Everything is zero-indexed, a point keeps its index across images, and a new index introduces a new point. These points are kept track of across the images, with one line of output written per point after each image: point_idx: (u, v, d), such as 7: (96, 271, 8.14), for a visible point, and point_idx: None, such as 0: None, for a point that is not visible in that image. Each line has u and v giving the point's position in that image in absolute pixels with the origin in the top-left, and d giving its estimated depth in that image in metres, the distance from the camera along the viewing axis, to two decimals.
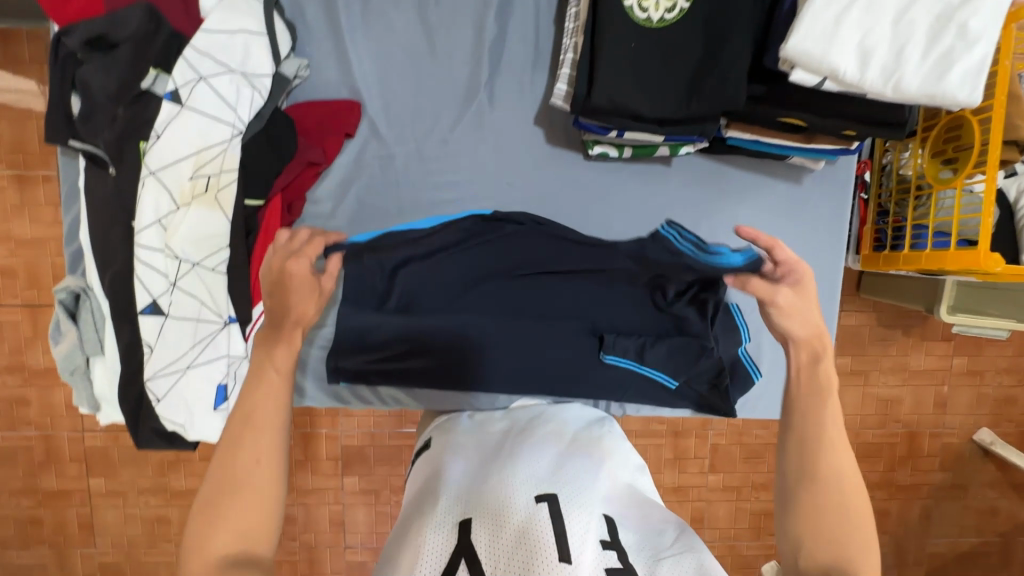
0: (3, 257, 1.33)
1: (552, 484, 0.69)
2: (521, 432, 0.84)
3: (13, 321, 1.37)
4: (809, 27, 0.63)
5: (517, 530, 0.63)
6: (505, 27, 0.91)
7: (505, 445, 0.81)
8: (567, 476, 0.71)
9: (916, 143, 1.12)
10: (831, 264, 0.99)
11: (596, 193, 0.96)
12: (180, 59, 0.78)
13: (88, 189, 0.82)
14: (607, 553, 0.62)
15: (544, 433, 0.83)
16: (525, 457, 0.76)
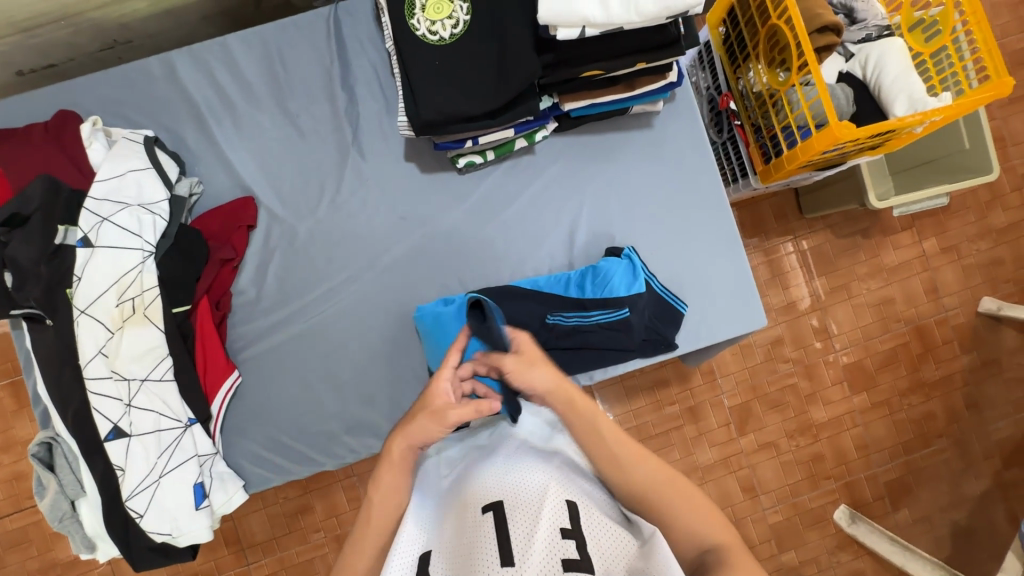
0: (12, 463, 1.42)
1: (504, 485, 0.65)
2: (480, 435, 0.80)
3: (34, 522, 1.44)
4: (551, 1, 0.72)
5: (466, 549, 0.60)
6: (353, 90, 1.04)
7: (462, 450, 0.78)
8: (520, 469, 0.66)
9: (754, 62, 1.23)
10: (711, 183, 1.06)
11: (480, 198, 1.05)
12: (82, 209, 0.90)
13: (35, 345, 0.91)
14: (563, 544, 0.58)
15: (504, 428, 0.79)
16: (478, 457, 0.72)
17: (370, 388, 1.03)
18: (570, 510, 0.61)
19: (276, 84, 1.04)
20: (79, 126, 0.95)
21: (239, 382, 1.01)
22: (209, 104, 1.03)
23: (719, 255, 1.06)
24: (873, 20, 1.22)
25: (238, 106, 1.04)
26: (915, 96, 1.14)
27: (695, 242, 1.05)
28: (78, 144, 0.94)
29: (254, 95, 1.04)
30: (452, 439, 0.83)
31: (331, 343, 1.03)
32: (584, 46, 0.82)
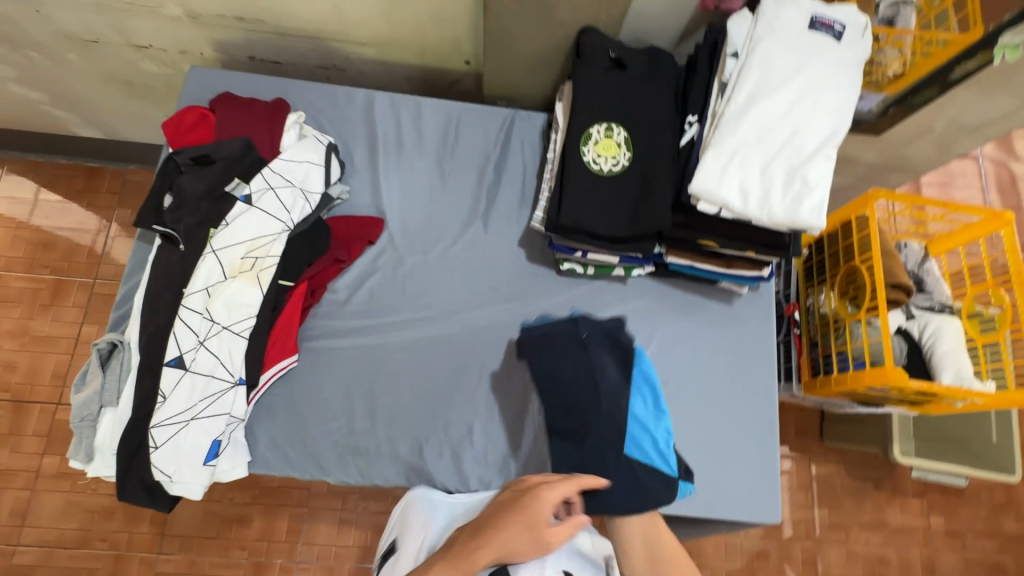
0: None
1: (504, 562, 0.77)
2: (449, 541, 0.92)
3: None
4: (704, 178, 0.88)
5: None
6: (500, 175, 1.23)
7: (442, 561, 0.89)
8: None
9: (828, 287, 1.38)
10: (765, 372, 1.16)
11: (566, 299, 1.16)
12: (257, 173, 1.06)
13: (158, 260, 1.02)
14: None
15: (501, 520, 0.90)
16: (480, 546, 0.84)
17: (400, 423, 1.07)
18: None
19: (444, 146, 1.23)
20: (286, 115, 1.14)
21: (292, 366, 1.08)
22: (386, 138, 1.23)
23: (752, 441, 1.11)
24: (939, 296, 1.36)
25: (407, 148, 1.23)
26: (963, 372, 1.24)
27: (734, 419, 1.12)
28: (279, 125, 1.12)
29: (423, 147, 1.23)
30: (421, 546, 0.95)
31: (386, 367, 1.10)
32: (710, 221, 0.97)
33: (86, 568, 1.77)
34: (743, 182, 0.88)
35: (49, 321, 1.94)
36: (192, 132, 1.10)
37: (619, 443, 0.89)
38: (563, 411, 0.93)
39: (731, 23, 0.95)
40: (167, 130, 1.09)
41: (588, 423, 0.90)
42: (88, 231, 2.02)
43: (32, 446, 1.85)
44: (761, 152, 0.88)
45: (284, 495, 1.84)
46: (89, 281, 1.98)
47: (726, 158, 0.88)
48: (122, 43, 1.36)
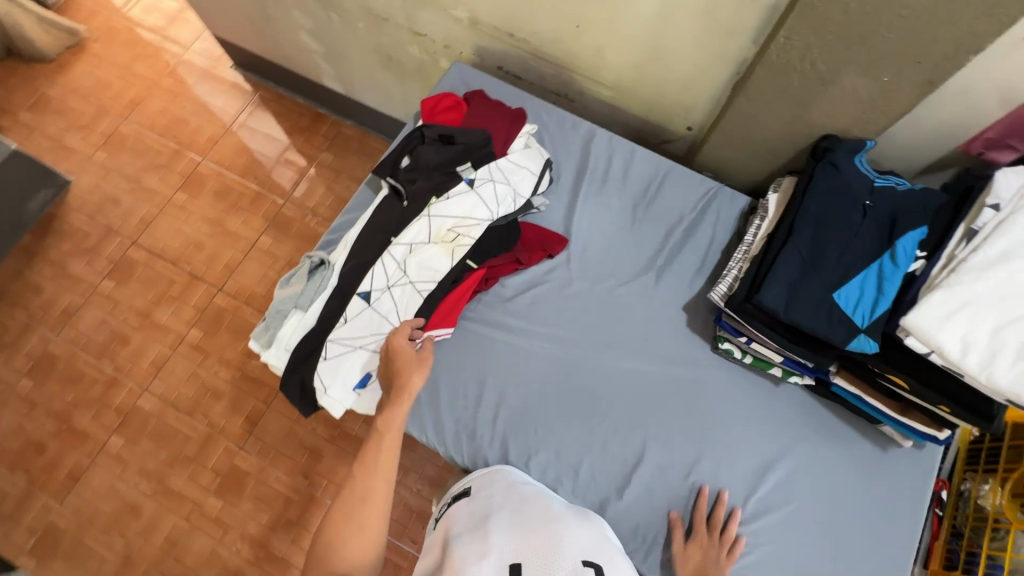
0: None
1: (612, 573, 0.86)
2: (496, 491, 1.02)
3: None
4: (921, 314, 0.84)
5: (471, 532, 0.93)
6: (687, 237, 1.26)
7: (494, 499, 1.00)
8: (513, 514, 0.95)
9: (996, 480, 1.21)
10: (905, 539, 1.05)
11: (711, 377, 1.15)
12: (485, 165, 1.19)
13: (381, 207, 1.18)
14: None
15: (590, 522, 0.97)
16: (566, 532, 0.92)
17: (518, 426, 1.12)
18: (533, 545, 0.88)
19: (644, 194, 1.30)
20: (522, 125, 1.27)
21: (445, 337, 1.16)
22: (594, 171, 1.32)
23: None
24: None
25: (610, 185, 1.31)
26: None
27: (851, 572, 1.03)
28: (516, 130, 1.25)
29: (624, 189, 1.30)
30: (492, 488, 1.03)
31: (524, 371, 1.16)
32: (911, 361, 0.91)
33: (183, 433, 2.00)
34: (969, 333, 0.82)
35: (240, 222, 2.28)
36: (443, 113, 1.26)
37: (832, 286, 0.95)
38: (817, 216, 1.01)
39: (998, 175, 0.92)
40: (426, 107, 1.27)
41: (820, 262, 0.97)
42: (296, 163, 2.36)
43: (187, 316, 2.16)
44: (1000, 312, 0.82)
45: (356, 446, 1.97)
46: (281, 201, 2.30)
47: (956, 304, 0.83)
48: (404, 27, 1.60)
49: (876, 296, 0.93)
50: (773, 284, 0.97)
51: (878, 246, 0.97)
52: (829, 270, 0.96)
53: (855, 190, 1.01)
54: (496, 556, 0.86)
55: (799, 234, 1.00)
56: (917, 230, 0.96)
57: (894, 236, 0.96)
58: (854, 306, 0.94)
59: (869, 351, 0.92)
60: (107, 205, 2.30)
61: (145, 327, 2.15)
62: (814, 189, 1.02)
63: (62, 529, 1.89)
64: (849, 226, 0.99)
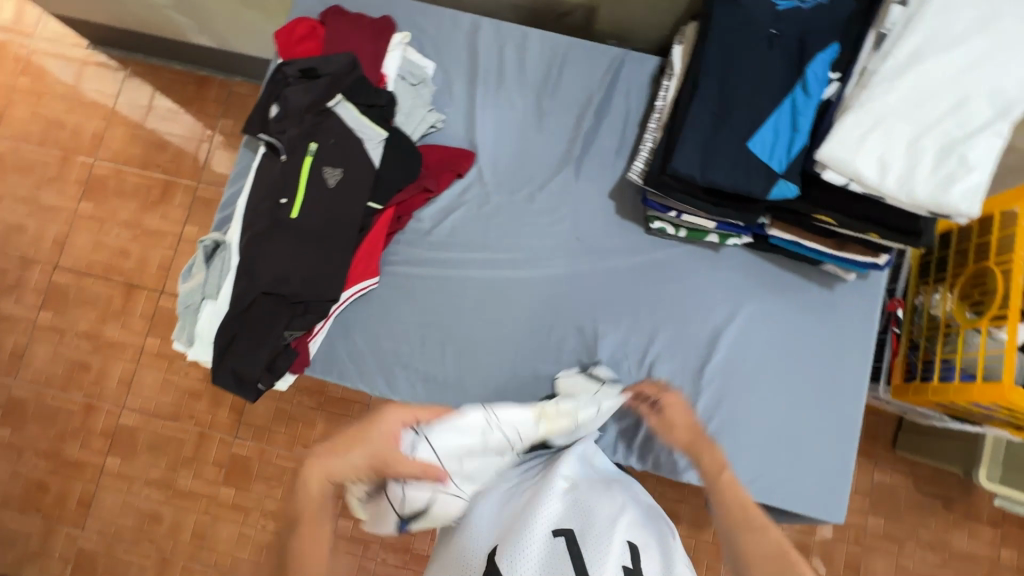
0: None
1: (571, 518, 0.76)
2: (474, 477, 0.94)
3: None
4: (834, 144, 0.78)
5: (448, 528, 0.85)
6: (600, 120, 1.16)
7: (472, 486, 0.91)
8: (490, 497, 0.86)
9: (946, 287, 1.23)
10: (858, 368, 1.07)
11: (650, 261, 1.12)
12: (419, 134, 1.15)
13: (261, 168, 1.07)
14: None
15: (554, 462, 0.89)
16: (542, 494, 0.81)
17: (468, 358, 1.10)
18: (506, 521, 0.79)
19: (545, 83, 1.17)
20: (392, 35, 1.13)
21: (372, 287, 1.12)
22: (487, 69, 1.19)
23: (827, 437, 1.05)
24: None
25: (507, 82, 1.18)
26: None
27: (814, 411, 1.06)
28: (385, 47, 1.12)
29: (524, 82, 1.18)
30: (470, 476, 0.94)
31: (461, 302, 1.11)
32: (835, 195, 0.87)
33: (176, 438, 2.01)
34: (884, 153, 0.76)
35: (158, 217, 2.12)
36: (301, 44, 1.11)
37: (745, 134, 0.88)
38: (722, 60, 0.91)
39: None
40: (280, 40, 1.11)
41: (730, 112, 0.89)
42: (194, 138, 2.15)
43: (138, 326, 2.08)
44: (913, 122, 0.76)
45: (346, 407, 1.99)
46: (193, 184, 2.13)
47: (869, 124, 0.77)
48: None
49: (790, 136, 0.86)
50: (684, 149, 0.89)
51: (787, 79, 0.88)
52: (740, 117, 0.88)
53: (758, 20, 0.91)
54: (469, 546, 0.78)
55: (705, 85, 0.90)
56: (828, 49, 0.87)
57: (804, 63, 0.88)
58: (770, 150, 0.87)
59: (790, 197, 0.87)
60: (13, 234, 2.13)
61: (100, 347, 2.08)
62: (713, 29, 0.92)
63: (93, 551, 1.96)
64: (755, 63, 0.90)
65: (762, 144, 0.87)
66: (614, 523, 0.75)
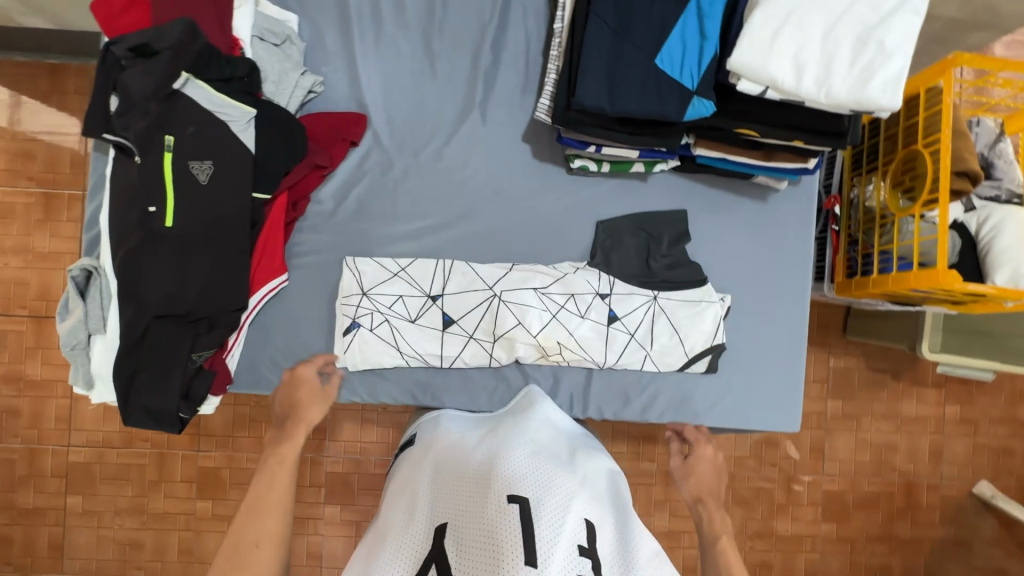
0: None
1: (529, 486, 0.74)
2: (431, 434, 0.91)
3: None
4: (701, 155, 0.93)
5: (403, 488, 0.83)
6: (499, 53, 1.03)
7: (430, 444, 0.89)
8: (451, 456, 0.84)
9: (878, 176, 1.20)
10: (799, 277, 1.05)
11: (577, 203, 1.04)
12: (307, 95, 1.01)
13: (115, 174, 0.91)
14: (579, 561, 0.69)
15: (522, 426, 0.87)
16: (502, 456, 0.79)
17: None
18: (464, 483, 0.77)
19: (430, 18, 1.02)
20: None
21: (284, 285, 1.01)
22: (360, 12, 1.02)
23: (775, 350, 1.05)
24: (1009, 183, 1.17)
25: (386, 25, 1.02)
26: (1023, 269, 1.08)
27: (762, 327, 1.04)
28: (229, 5, 0.94)
29: (405, 21, 1.02)
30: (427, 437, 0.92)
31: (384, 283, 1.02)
32: (754, 104, 0.79)
33: None
34: (799, 51, 0.68)
35: None
36: (127, 15, 0.91)
37: (650, 51, 0.78)
38: None
39: None
40: (98, 13, 0.90)
41: (632, 27, 0.79)
42: None
43: None
44: (824, 12, 0.69)
45: None
46: None
47: (779, 20, 0.69)
48: None
49: (700, 45, 0.77)
50: (586, 77, 0.79)
51: None
52: (642, 32, 0.78)
53: None
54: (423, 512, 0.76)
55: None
56: None
57: None
58: (681, 64, 0.78)
59: (707, 115, 0.79)
60: None
61: (25, 390, 1.71)
62: None
63: None
64: None
65: (671, 59, 0.78)
66: (575, 497, 0.75)
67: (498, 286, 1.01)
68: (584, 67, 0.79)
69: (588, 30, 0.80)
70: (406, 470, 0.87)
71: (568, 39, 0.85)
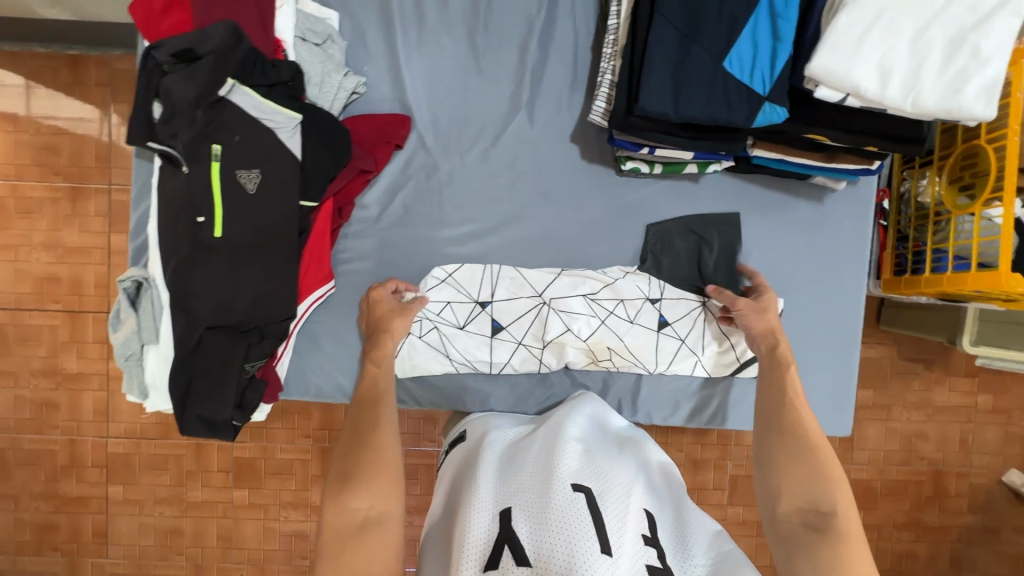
0: None
1: (589, 476, 0.74)
2: (480, 431, 0.91)
3: None
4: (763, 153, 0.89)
5: (459, 484, 0.82)
6: (547, 49, 0.99)
7: (480, 440, 0.88)
8: (504, 451, 0.84)
9: (933, 171, 1.16)
10: (853, 280, 1.02)
11: (627, 205, 1.01)
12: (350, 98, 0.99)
13: (161, 184, 0.89)
14: (647, 551, 0.68)
15: (572, 420, 0.87)
16: (559, 447, 0.79)
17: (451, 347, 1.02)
18: (523, 472, 0.76)
19: (474, 13, 0.98)
20: None
21: (330, 292, 1.01)
22: (402, 8, 0.98)
23: (825, 355, 1.03)
24: None
25: (430, 21, 0.99)
26: None
27: (814, 331, 1.03)
28: (271, 7, 0.91)
29: (449, 16, 0.98)
30: (474, 435, 0.91)
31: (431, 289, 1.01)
32: (827, 109, 0.76)
33: None
34: (886, 56, 0.65)
35: None
36: (166, 18, 0.88)
37: (719, 53, 0.75)
38: None
39: None
40: (138, 14, 0.87)
41: (700, 27, 0.75)
42: None
43: None
44: (915, 13, 0.65)
45: None
46: None
47: (867, 21, 0.65)
48: None
49: (772, 47, 0.74)
50: (651, 82, 0.76)
51: None
52: (711, 33, 0.75)
53: None
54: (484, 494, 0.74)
55: None
56: None
57: None
58: (754, 67, 0.74)
59: (778, 121, 0.76)
60: None
61: (63, 383, 1.72)
62: None
63: None
64: None
65: (743, 63, 0.74)
66: (633, 489, 0.75)
67: (548, 292, 1.00)
68: (649, 69, 0.76)
69: (654, 30, 0.76)
70: (458, 469, 0.86)
71: (629, 38, 0.81)
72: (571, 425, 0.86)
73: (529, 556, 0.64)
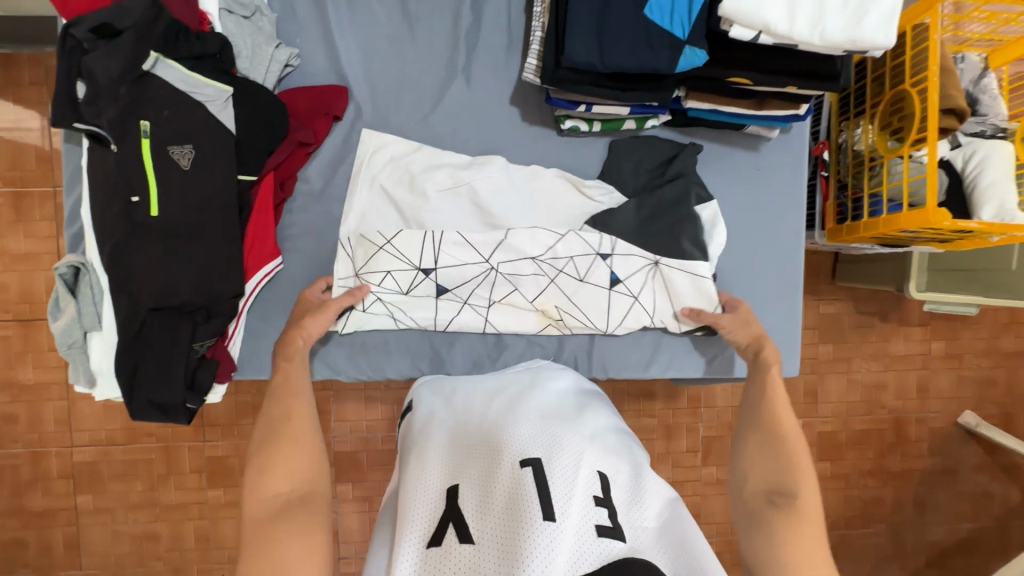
0: None
1: (538, 446, 0.73)
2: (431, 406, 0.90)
3: None
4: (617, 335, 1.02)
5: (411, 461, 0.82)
6: (480, 12, 0.99)
7: (433, 415, 0.87)
8: (455, 424, 0.82)
9: (867, 119, 1.20)
10: (792, 225, 1.05)
11: (569, 163, 1.03)
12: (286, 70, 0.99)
13: (92, 165, 0.87)
14: (596, 510, 0.67)
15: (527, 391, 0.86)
16: (508, 422, 0.77)
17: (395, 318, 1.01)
18: (474, 449, 0.75)
19: None
20: None
21: (279, 270, 1.00)
22: None
23: (770, 300, 1.06)
24: (994, 117, 1.18)
25: None
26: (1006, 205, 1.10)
27: (755, 277, 1.06)
28: None
29: None
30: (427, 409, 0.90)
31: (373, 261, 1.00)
32: (747, 51, 0.79)
33: None
34: None
35: None
36: None
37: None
38: None
39: None
40: None
41: None
42: None
43: None
44: None
45: None
46: None
47: None
48: None
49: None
50: (574, 31, 0.77)
51: None
52: None
53: None
54: (434, 473, 0.74)
55: None
56: None
57: None
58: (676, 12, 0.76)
59: (700, 64, 0.78)
60: None
61: (21, 395, 1.64)
62: None
63: None
64: None
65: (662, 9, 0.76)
66: (584, 453, 0.73)
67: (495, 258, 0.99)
68: (573, 18, 0.77)
69: None
70: (409, 444, 0.86)
71: None
72: (524, 395, 0.84)
73: (475, 533, 0.65)
